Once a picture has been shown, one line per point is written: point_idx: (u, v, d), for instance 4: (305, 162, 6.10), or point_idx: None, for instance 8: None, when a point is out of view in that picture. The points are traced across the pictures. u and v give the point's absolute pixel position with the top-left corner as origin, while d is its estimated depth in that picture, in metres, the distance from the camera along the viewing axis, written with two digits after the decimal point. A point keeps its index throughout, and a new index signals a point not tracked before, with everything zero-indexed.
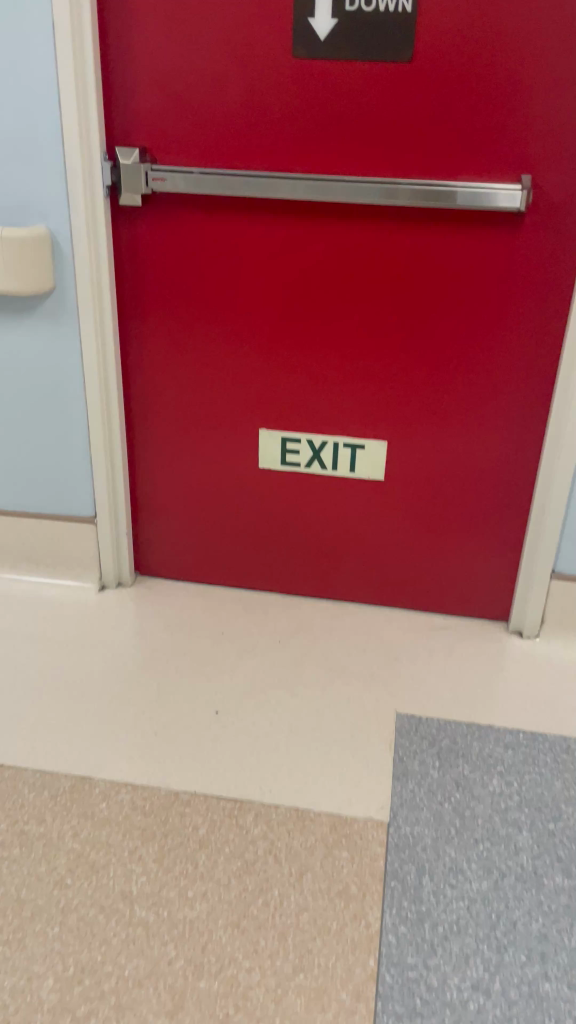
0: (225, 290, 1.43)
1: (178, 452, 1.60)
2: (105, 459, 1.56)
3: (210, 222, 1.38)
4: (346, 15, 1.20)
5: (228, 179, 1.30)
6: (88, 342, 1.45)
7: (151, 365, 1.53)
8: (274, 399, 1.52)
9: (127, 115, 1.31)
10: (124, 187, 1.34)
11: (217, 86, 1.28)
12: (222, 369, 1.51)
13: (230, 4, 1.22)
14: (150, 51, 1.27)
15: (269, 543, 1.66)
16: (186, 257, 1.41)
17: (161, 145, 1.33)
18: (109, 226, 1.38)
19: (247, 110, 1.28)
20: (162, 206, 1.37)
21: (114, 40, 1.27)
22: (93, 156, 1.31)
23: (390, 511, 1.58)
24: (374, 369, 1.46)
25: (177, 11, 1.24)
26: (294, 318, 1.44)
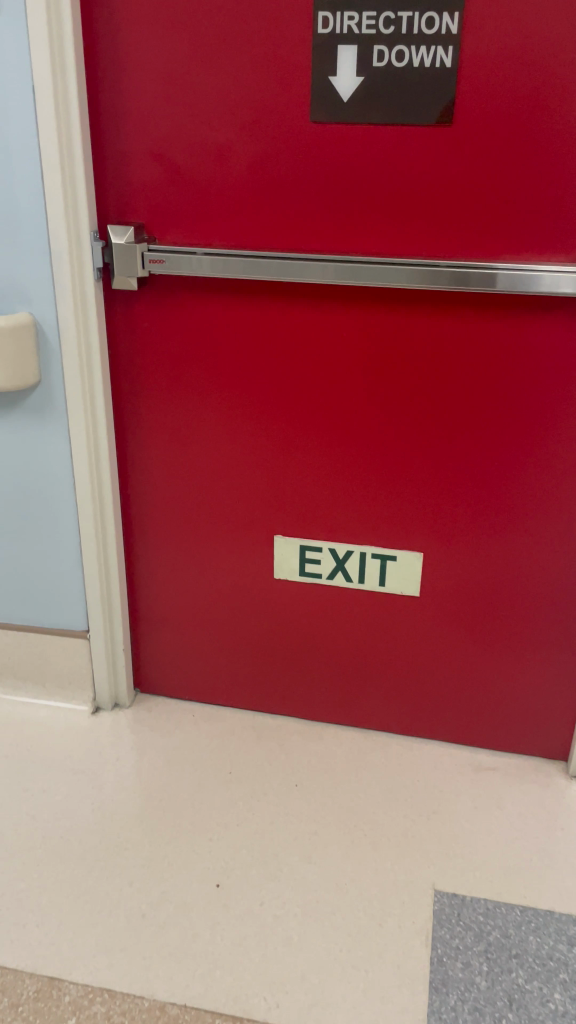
0: (235, 382, 1.24)
1: (183, 561, 1.41)
2: (99, 568, 1.37)
3: (218, 307, 1.19)
4: (374, 73, 1.02)
5: (236, 260, 1.11)
6: (78, 440, 1.28)
7: (152, 464, 1.34)
8: (292, 504, 1.31)
9: (122, 188, 1.15)
10: (118, 269, 1.16)
11: (223, 155, 1.10)
12: (232, 470, 1.31)
13: (238, 62, 1.05)
14: (147, 116, 1.10)
15: (286, 663, 1.44)
16: (191, 346, 1.23)
17: (161, 221, 1.16)
18: (101, 311, 1.21)
19: (258, 183, 1.11)
20: (162, 288, 1.20)
21: (107, 105, 1.11)
22: (81, 235, 1.15)
23: (426, 632, 1.35)
24: (407, 473, 1.25)
25: (178, 72, 1.07)
26: (314, 415, 1.24)
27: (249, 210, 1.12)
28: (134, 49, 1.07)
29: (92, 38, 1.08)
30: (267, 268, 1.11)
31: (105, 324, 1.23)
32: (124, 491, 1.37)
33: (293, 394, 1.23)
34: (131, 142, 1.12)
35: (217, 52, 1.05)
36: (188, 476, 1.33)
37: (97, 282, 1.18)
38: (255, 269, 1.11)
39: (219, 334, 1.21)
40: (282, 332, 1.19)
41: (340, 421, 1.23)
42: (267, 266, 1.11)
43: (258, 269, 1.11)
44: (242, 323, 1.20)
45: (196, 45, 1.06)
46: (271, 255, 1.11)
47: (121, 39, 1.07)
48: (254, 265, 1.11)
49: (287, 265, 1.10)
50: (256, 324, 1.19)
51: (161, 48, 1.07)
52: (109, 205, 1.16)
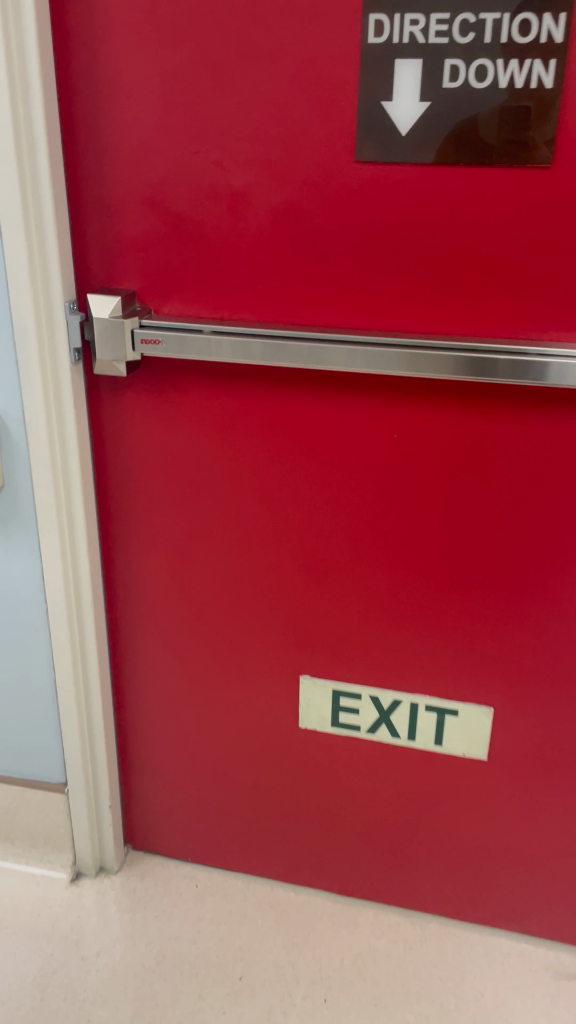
0: (252, 490, 0.97)
1: (184, 704, 1.13)
2: (78, 716, 1.10)
3: (231, 396, 0.93)
4: (444, 97, 0.75)
5: (254, 342, 0.84)
6: (51, 561, 1.01)
7: (147, 584, 1.07)
8: (323, 640, 1.03)
9: (108, 247, 0.89)
10: (100, 349, 0.89)
11: (240, 204, 0.84)
12: (247, 596, 1.04)
13: (260, 85, 0.79)
14: (140, 153, 0.84)
15: (313, 829, 1.15)
16: (197, 443, 0.96)
17: (158, 288, 0.90)
18: (80, 401, 0.94)
19: (285, 242, 0.84)
20: (159, 373, 0.93)
21: (88, 143, 0.85)
22: (53, 306, 0.88)
23: (492, 803, 1.06)
24: (472, 609, 0.96)
25: (179, 95, 0.81)
26: (353, 532, 0.96)
27: (273, 275, 0.86)
28: (121, 67, 0.82)
29: (67, 55, 0.82)
30: (294, 352, 0.84)
31: (87, 414, 0.97)
32: (111, 616, 1.11)
33: (327, 507, 0.96)
34: (119, 188, 0.86)
35: (230, 69, 0.79)
36: (191, 601, 1.06)
37: (74, 366, 0.92)
38: (278, 352, 0.84)
39: (232, 431, 0.94)
40: (313, 429, 0.92)
41: (387, 540, 0.96)
42: (295, 349, 0.84)
43: (284, 352, 0.84)
44: (263, 417, 0.93)
45: (202, 61, 0.80)
46: (300, 334, 0.84)
47: (103, 54, 0.82)
48: (278, 348, 0.84)
49: (321, 348, 0.83)
50: (281, 419, 0.92)
51: (157, 65, 0.81)
52: (92, 268, 0.91)
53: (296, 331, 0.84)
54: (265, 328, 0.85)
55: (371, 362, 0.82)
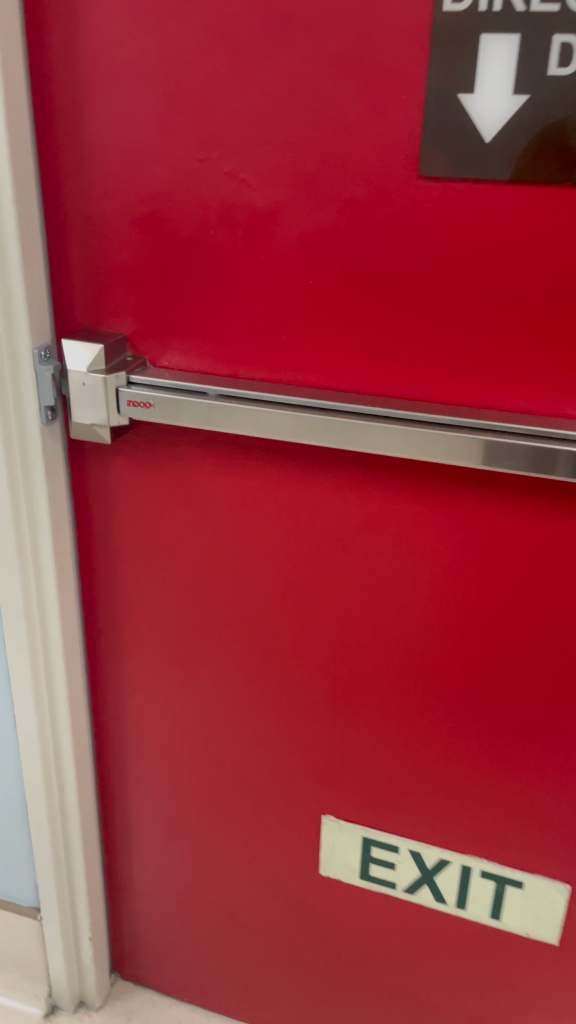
0: (270, 590, 0.76)
1: (180, 830, 0.93)
2: (52, 837, 0.91)
3: (246, 474, 0.72)
4: (547, 89, 0.53)
5: (272, 414, 0.64)
6: (19, 658, 0.82)
7: (140, 690, 0.87)
8: (352, 775, 0.82)
9: (94, 280, 0.69)
10: (77, 410, 0.69)
11: (263, 232, 0.63)
12: (260, 714, 0.83)
13: (293, 71, 0.58)
14: (134, 160, 0.64)
15: (333, 988, 0.94)
16: (202, 528, 0.76)
17: (157, 335, 0.69)
18: (55, 471, 0.75)
19: (320, 282, 0.63)
20: (158, 439, 0.73)
21: (69, 144, 0.65)
22: (17, 355, 0.68)
23: (560, 995, 0.83)
24: (545, 762, 0.73)
25: (185, 84, 0.61)
26: (396, 653, 0.75)
27: (304, 323, 0.65)
28: (111, 46, 0.61)
29: (41, 31, 0.63)
30: (326, 430, 0.63)
31: (65, 486, 0.77)
32: (96, 719, 0.91)
33: (364, 619, 0.74)
34: (106, 206, 0.66)
35: (254, 50, 0.58)
36: (193, 714, 0.86)
37: (47, 429, 0.72)
38: (305, 428, 0.64)
39: (245, 516, 0.74)
40: (349, 523, 0.71)
41: (440, 666, 0.73)
42: (326, 426, 0.63)
43: (313, 429, 0.64)
44: (285, 502, 0.72)
45: (216, 38, 0.59)
46: (336, 405, 0.63)
47: (87, 30, 0.62)
48: (306, 423, 0.64)
49: (361, 427, 0.62)
50: (308, 507, 0.72)
51: (156, 43, 0.60)
52: (74, 306, 0.71)
53: (330, 401, 0.63)
54: (289, 395, 0.64)
55: (425, 449, 0.61)
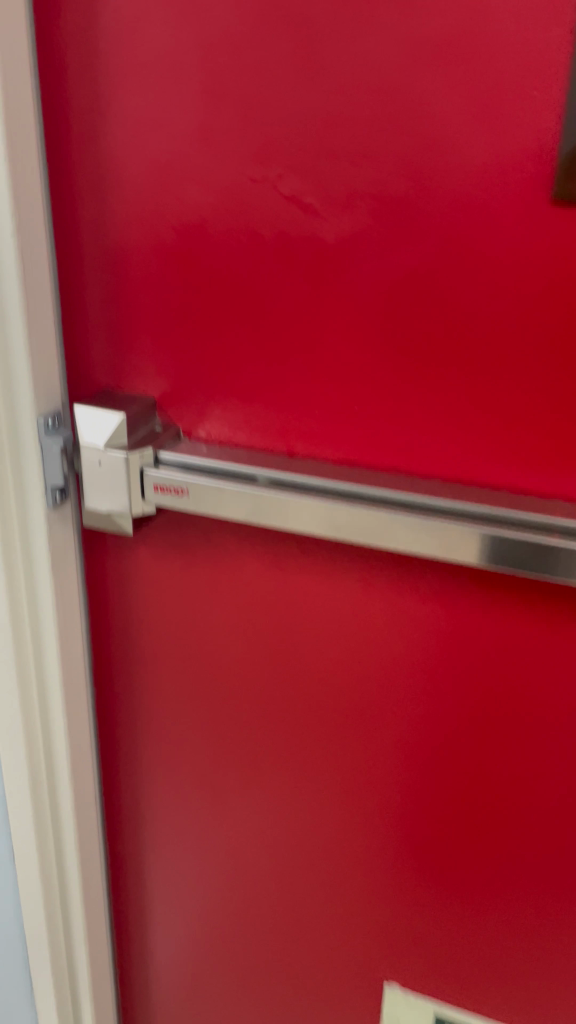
0: (325, 718, 0.61)
1: (207, 982, 0.78)
2: (54, 986, 0.76)
3: (303, 572, 0.57)
4: None
5: (337, 512, 0.50)
6: (17, 787, 0.67)
7: (166, 818, 0.72)
8: (419, 940, 0.66)
9: (116, 334, 0.55)
10: (92, 493, 0.54)
11: (336, 274, 0.48)
12: (309, 861, 0.67)
13: (382, 69, 0.43)
14: (169, 180, 0.50)
15: None
16: (244, 636, 0.61)
17: (194, 402, 0.55)
18: (64, 563, 0.60)
19: (405, 345, 0.48)
20: (191, 530, 0.59)
21: (85, 163, 0.51)
22: (17, 427, 0.54)
23: None
24: None
25: (238, 81, 0.46)
26: (484, 806, 0.59)
27: (384, 393, 0.50)
28: (141, 36, 0.47)
29: (52, 13, 0.48)
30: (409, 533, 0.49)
31: (78, 578, 0.62)
32: (110, 847, 0.76)
33: (444, 762, 0.59)
34: (133, 243, 0.52)
35: (332, 35, 0.44)
36: (224, 852, 0.71)
37: (53, 517, 0.57)
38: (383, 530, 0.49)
39: (300, 624, 0.59)
40: (430, 644, 0.56)
41: (542, 830, 0.58)
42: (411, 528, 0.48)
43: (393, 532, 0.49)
44: (351, 610, 0.57)
45: (281, 25, 0.44)
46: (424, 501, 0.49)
47: (111, 11, 0.47)
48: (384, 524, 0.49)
49: (454, 535, 0.47)
50: (378, 622, 0.56)
51: (200, 26, 0.46)
52: (92, 360, 0.56)
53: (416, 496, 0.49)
54: (363, 486, 0.50)
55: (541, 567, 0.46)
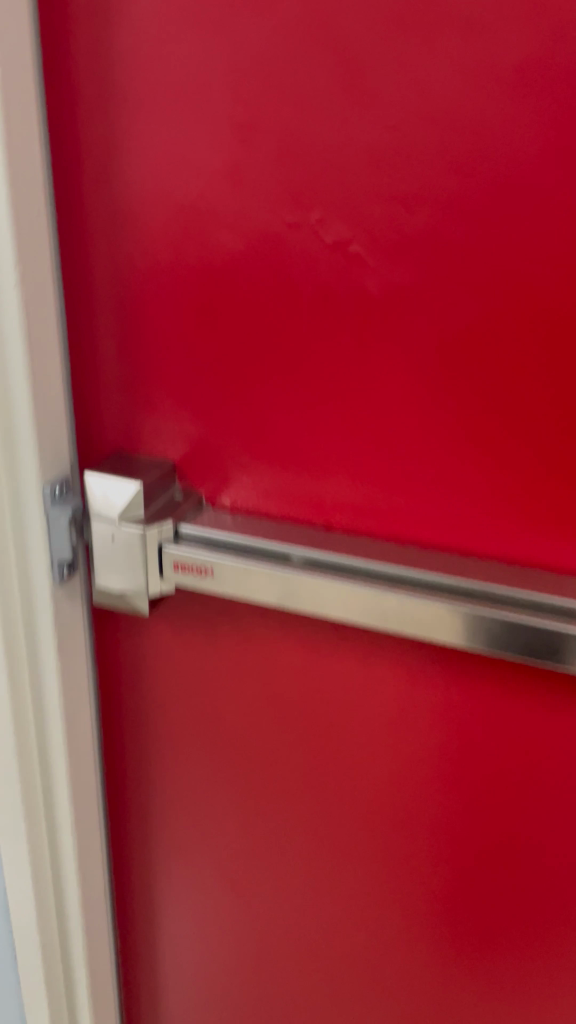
0: (362, 816, 0.55)
1: None
2: None
3: (339, 657, 0.51)
4: None
5: (383, 600, 0.44)
6: (18, 889, 0.60)
7: (182, 908, 0.65)
8: None
9: (131, 392, 0.49)
10: (104, 570, 0.49)
11: (383, 333, 0.42)
12: (342, 970, 0.61)
13: (440, 103, 0.37)
14: (194, 224, 0.44)
15: None
16: (270, 722, 0.55)
17: (218, 468, 0.49)
18: (71, 641, 0.54)
19: (462, 411, 0.42)
20: (213, 607, 0.53)
21: (98, 207, 0.45)
22: (21, 498, 0.48)
23: None
24: None
25: (275, 114, 0.40)
26: (543, 921, 0.52)
27: (437, 464, 0.44)
28: (161, 65, 0.41)
29: (63, 36, 0.43)
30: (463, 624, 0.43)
31: (87, 655, 0.56)
32: (121, 942, 0.69)
33: (497, 869, 0.52)
34: (152, 295, 0.46)
35: (387, 63, 0.38)
36: (247, 954, 0.64)
37: (60, 594, 0.52)
38: (433, 620, 0.43)
39: (334, 714, 0.52)
40: (484, 741, 0.49)
41: None
42: (465, 619, 0.43)
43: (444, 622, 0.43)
44: (394, 698, 0.51)
45: (323, 54, 0.38)
46: (474, 586, 0.43)
47: (131, 36, 0.41)
48: (435, 614, 0.43)
49: (519, 629, 0.42)
50: (425, 714, 0.50)
51: (233, 53, 0.40)
52: (105, 418, 0.51)
53: (466, 581, 0.43)
54: (409, 569, 0.44)
55: None
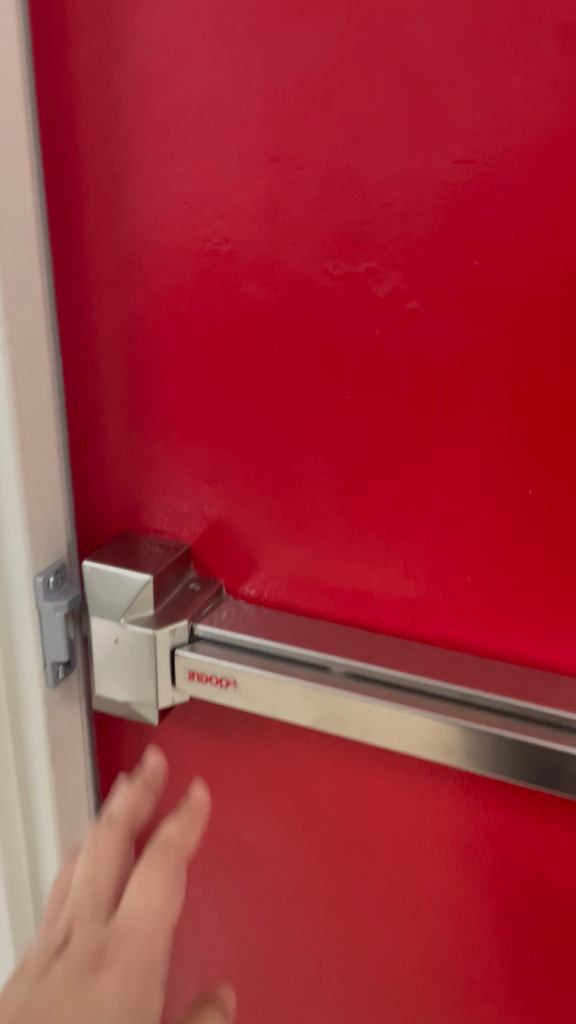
0: (407, 961, 0.46)
1: None
2: None
3: (379, 786, 0.42)
4: None
5: (443, 734, 0.36)
6: None
7: None
8: None
9: (141, 466, 0.42)
10: (108, 674, 0.42)
11: (447, 406, 0.35)
12: None
13: (524, 131, 0.30)
14: (216, 271, 0.37)
15: None
16: (300, 849, 0.46)
17: (242, 554, 0.42)
18: (67, 751, 0.46)
19: (542, 501, 0.35)
20: (229, 721, 0.45)
21: (100, 254, 0.38)
22: (11, 587, 0.42)
23: None
24: None
25: (317, 143, 0.33)
26: None
27: (504, 563, 0.37)
28: (178, 85, 0.34)
29: (59, 45, 0.35)
30: (531, 760, 0.35)
31: (86, 760, 0.48)
32: None
33: None
34: (165, 355, 0.39)
35: (458, 80, 0.30)
36: None
37: (53, 703, 0.44)
38: (498, 756, 0.36)
39: (372, 849, 0.44)
40: (556, 891, 0.41)
41: None
42: (534, 754, 0.35)
43: (512, 758, 0.36)
44: (449, 834, 0.42)
45: (377, 72, 0.31)
46: (546, 714, 0.36)
47: (141, 48, 0.34)
48: (502, 748, 0.36)
49: None
50: (483, 856, 0.42)
51: (267, 68, 0.33)
52: (110, 492, 0.43)
53: (537, 708, 0.36)
54: (466, 689, 0.36)
55: None
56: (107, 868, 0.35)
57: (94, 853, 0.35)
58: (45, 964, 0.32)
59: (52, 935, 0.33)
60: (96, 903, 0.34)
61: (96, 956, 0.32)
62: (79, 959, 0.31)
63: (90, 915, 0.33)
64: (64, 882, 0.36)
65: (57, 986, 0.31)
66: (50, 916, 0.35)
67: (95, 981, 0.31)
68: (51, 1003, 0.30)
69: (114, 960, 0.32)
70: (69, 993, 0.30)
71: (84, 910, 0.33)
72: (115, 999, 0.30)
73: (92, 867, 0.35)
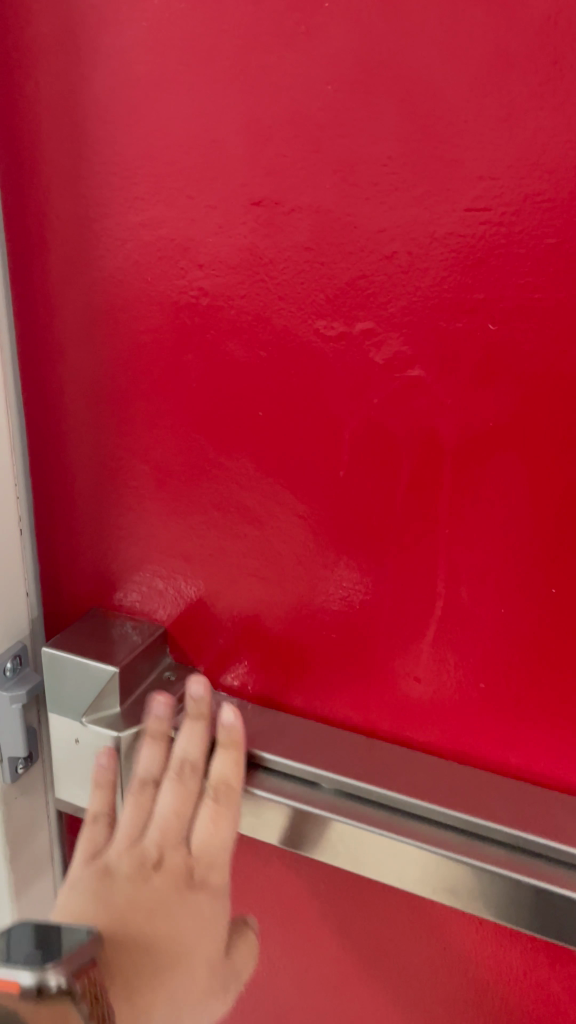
0: None
1: None
2: None
3: (380, 903, 0.37)
4: None
5: (443, 867, 0.31)
6: None
7: None
8: None
9: (112, 539, 0.38)
10: (71, 771, 0.38)
11: (452, 489, 0.30)
12: None
13: (548, 175, 0.25)
14: (194, 329, 0.32)
15: None
16: (289, 962, 0.41)
17: (221, 640, 0.37)
18: (28, 853, 0.41)
19: (564, 601, 0.30)
20: None
21: (67, 306, 0.34)
22: None
23: None
24: None
25: (305, 187, 0.28)
26: None
27: (517, 669, 0.31)
28: (150, 121, 0.30)
29: (17, 69, 0.31)
30: (541, 909, 0.30)
31: (52, 857, 0.44)
32: None
33: None
34: (137, 419, 0.35)
35: (469, 116, 0.25)
36: None
37: (12, 803, 0.39)
38: (507, 899, 0.30)
39: (373, 968, 0.39)
40: None
41: None
42: (545, 902, 0.30)
43: (523, 904, 0.30)
44: (461, 964, 0.37)
45: (374, 107, 0.27)
46: (565, 854, 0.30)
47: (109, 75, 0.30)
48: (510, 891, 0.30)
49: None
50: (494, 991, 0.36)
51: (249, 101, 0.28)
52: (79, 565, 0.39)
53: (554, 846, 0.30)
54: (467, 819, 0.31)
55: None
56: (192, 798, 0.34)
57: (181, 787, 0.34)
58: (141, 884, 0.32)
59: (140, 850, 0.33)
60: (180, 829, 0.33)
61: (187, 880, 0.33)
62: (175, 881, 0.32)
63: (177, 838, 0.33)
64: (141, 802, 0.34)
65: (160, 898, 0.32)
66: (131, 822, 0.34)
67: (192, 899, 0.32)
68: (153, 917, 0.32)
69: (203, 884, 0.33)
70: (168, 908, 0.32)
71: (170, 835, 0.33)
72: (206, 913, 0.32)
73: (180, 800, 0.33)
